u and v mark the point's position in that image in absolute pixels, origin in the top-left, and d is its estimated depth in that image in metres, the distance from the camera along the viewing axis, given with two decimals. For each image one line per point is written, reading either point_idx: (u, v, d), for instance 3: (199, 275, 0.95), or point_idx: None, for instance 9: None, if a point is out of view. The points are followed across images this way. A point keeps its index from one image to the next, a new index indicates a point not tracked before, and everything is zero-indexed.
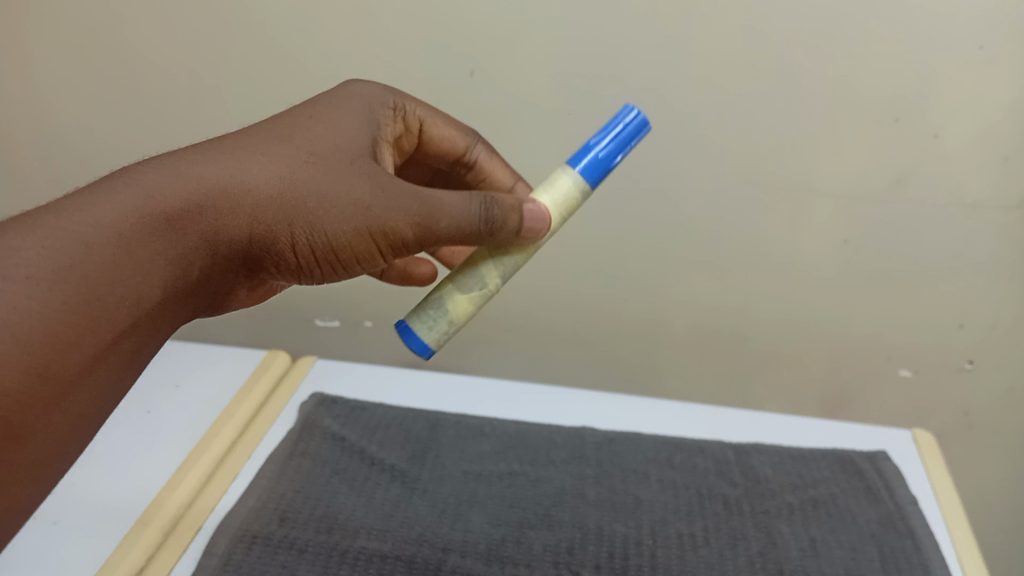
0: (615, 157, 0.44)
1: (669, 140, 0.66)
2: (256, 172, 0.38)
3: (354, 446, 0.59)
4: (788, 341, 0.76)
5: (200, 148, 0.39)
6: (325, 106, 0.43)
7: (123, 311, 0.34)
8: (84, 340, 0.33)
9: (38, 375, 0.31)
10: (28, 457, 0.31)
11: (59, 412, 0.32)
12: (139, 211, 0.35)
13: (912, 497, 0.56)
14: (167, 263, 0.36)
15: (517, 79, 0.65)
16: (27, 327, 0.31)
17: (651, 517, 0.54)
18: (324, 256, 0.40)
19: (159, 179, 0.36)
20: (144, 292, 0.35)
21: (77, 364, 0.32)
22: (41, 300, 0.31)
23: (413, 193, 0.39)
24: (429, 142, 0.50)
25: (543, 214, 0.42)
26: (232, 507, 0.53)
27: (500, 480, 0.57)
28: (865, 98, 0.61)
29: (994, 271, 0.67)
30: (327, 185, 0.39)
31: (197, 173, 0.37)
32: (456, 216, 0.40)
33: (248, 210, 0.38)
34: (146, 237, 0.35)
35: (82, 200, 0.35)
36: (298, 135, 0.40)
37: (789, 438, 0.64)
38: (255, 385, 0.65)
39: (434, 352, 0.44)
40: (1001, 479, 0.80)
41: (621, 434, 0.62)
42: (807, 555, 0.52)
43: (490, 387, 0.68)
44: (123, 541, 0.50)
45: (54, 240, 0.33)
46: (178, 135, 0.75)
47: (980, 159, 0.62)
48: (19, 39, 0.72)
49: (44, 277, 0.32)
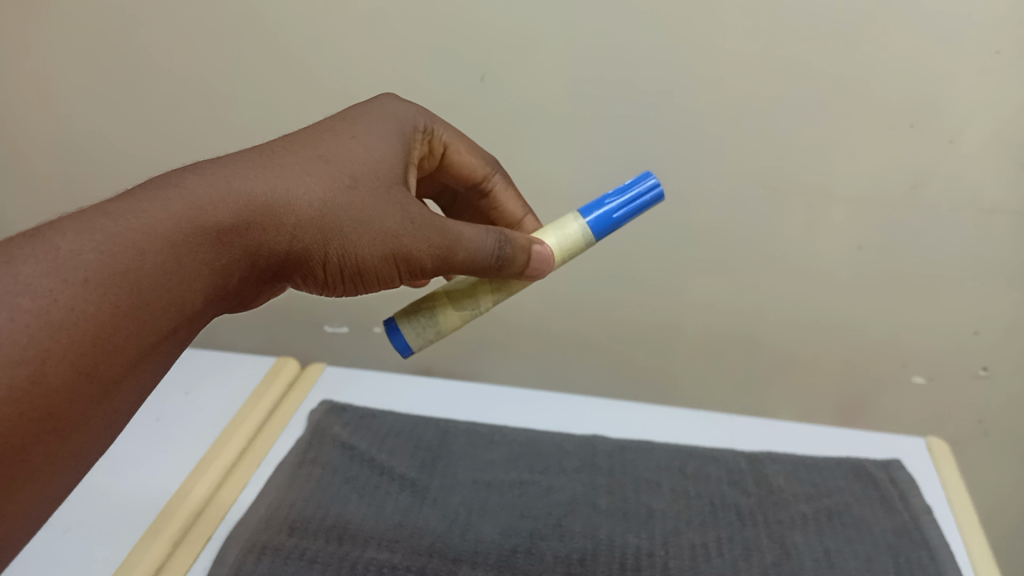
0: (626, 219, 0.45)
1: (682, 145, 0.65)
2: (301, 190, 0.38)
3: (364, 454, 0.58)
4: (801, 347, 0.75)
5: (248, 159, 0.38)
6: (362, 124, 0.43)
7: (168, 317, 0.33)
8: (130, 343, 0.32)
9: (84, 374, 0.30)
10: (63, 451, 0.30)
11: (96, 409, 0.31)
12: (191, 221, 0.34)
13: (928, 507, 0.56)
14: (212, 273, 0.35)
15: (529, 84, 0.65)
16: (79, 328, 0.30)
17: (664, 527, 0.54)
18: (349, 276, 0.40)
19: (211, 188, 0.35)
20: (188, 299, 0.34)
21: (120, 365, 0.32)
22: (96, 303, 0.31)
23: (439, 226, 0.40)
24: (449, 167, 0.49)
25: (550, 256, 0.43)
26: (242, 516, 0.53)
27: (511, 489, 0.56)
28: (882, 103, 0.60)
29: (1010, 275, 0.66)
30: (363, 210, 0.39)
31: (248, 185, 0.36)
32: (473, 250, 0.41)
33: (290, 226, 0.37)
34: (195, 247, 0.34)
35: (135, 204, 0.34)
36: (339, 154, 0.40)
37: (804, 446, 0.63)
38: (266, 391, 0.64)
39: (414, 353, 0.45)
40: (1017, 486, 0.79)
41: (632, 441, 0.62)
42: (823, 567, 0.51)
43: (500, 394, 0.67)
44: (131, 553, 0.50)
45: (109, 244, 0.32)
46: (189, 141, 0.75)
47: (997, 165, 0.61)
48: (31, 46, 0.72)
49: (99, 281, 0.31)
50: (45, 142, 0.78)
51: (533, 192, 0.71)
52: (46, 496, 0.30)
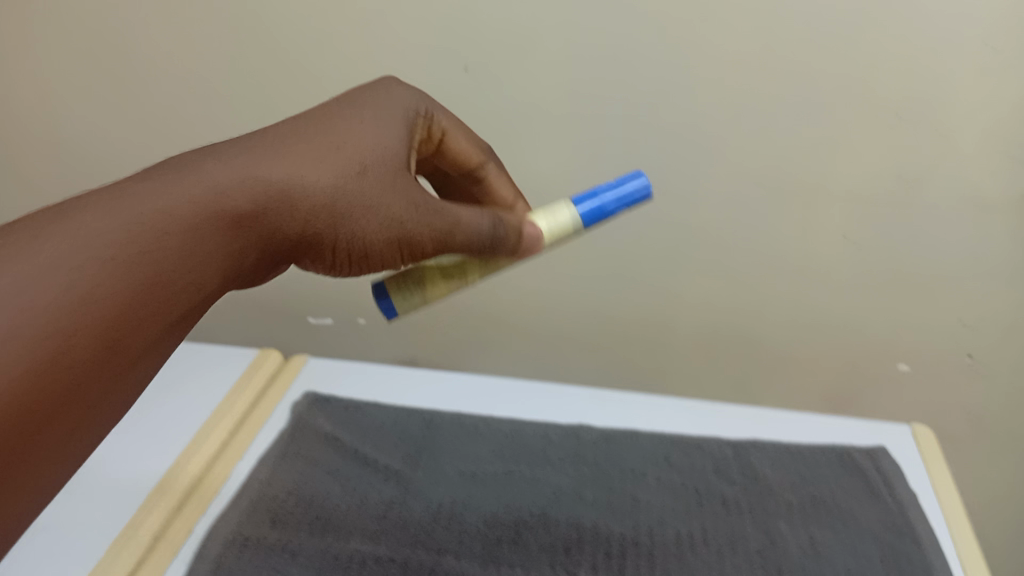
0: (616, 212, 0.45)
1: (681, 146, 0.65)
2: (315, 172, 0.37)
3: (348, 446, 0.58)
4: (793, 339, 0.75)
5: (262, 141, 0.37)
6: (370, 103, 0.41)
7: (187, 298, 0.33)
8: (150, 321, 0.32)
9: (105, 353, 0.30)
10: (82, 425, 0.31)
11: (116, 387, 0.31)
12: (209, 204, 0.34)
13: (914, 496, 0.56)
14: (228, 257, 0.35)
15: (527, 83, 0.65)
16: (102, 307, 0.30)
17: (649, 517, 0.54)
18: (356, 259, 0.40)
19: (227, 172, 0.35)
20: (207, 282, 0.34)
21: (140, 344, 0.32)
22: (120, 283, 0.31)
23: (439, 209, 0.40)
24: (444, 152, 0.49)
25: (540, 237, 0.43)
26: (219, 515, 0.52)
27: (496, 479, 0.56)
28: (881, 101, 0.60)
29: (997, 266, 0.66)
30: (373, 194, 0.38)
31: (262, 169, 0.36)
32: (470, 235, 0.41)
33: (304, 210, 0.36)
34: (212, 231, 0.34)
35: (153, 187, 0.33)
36: (350, 133, 0.39)
37: (790, 433, 0.63)
38: (248, 383, 0.63)
39: (396, 315, 0.46)
40: (1008, 481, 0.79)
41: (618, 431, 0.61)
42: (808, 558, 0.51)
43: (485, 383, 0.67)
44: (108, 552, 0.49)
45: (130, 226, 0.32)
46: (184, 140, 0.74)
47: (994, 162, 0.61)
48: (27, 39, 0.71)
49: (123, 262, 0.31)
50: (40, 140, 0.77)
51: (530, 192, 0.70)
52: (58, 476, 0.30)
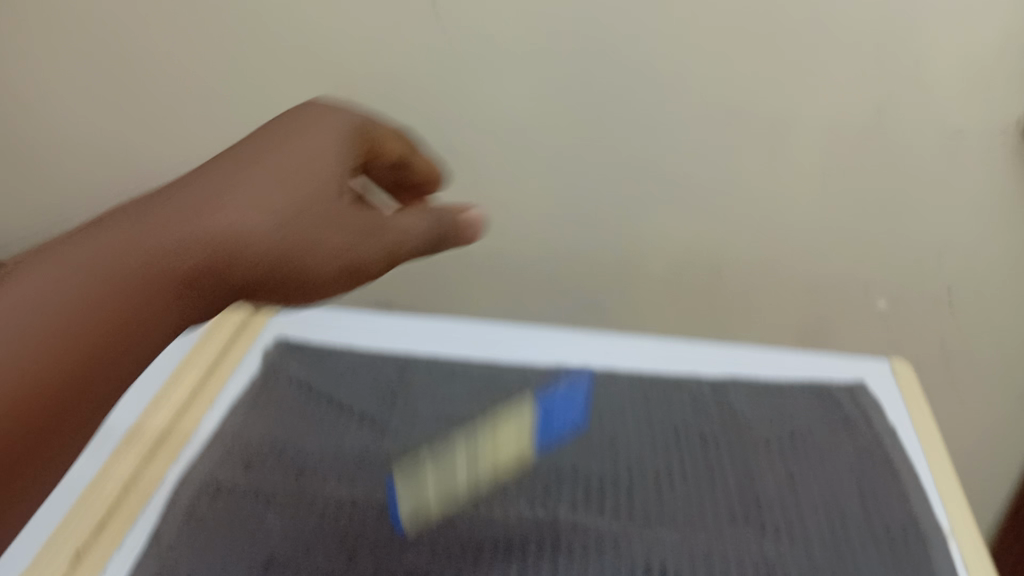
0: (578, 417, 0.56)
1: (644, 80, 0.64)
2: (262, 221, 0.33)
3: (322, 392, 0.57)
4: (770, 274, 0.73)
5: (194, 186, 0.33)
6: (305, 120, 0.37)
7: (129, 360, 0.31)
8: (93, 394, 0.30)
9: (43, 432, 0.28)
10: (34, 490, 0.29)
11: (64, 452, 0.29)
12: (155, 271, 0.31)
13: (890, 427, 0.56)
14: (172, 323, 0.32)
15: (485, 20, 0.63)
16: (36, 392, 0.28)
17: (627, 457, 0.54)
18: (309, 298, 0.37)
19: (164, 233, 0.31)
20: (149, 343, 0.32)
21: (85, 415, 0.30)
22: (48, 363, 0.28)
23: (381, 230, 0.38)
24: (373, 146, 0.41)
25: (476, 224, 0.43)
26: (192, 462, 0.51)
27: (473, 422, 0.56)
28: (848, 27, 0.59)
29: (977, 203, 0.66)
30: (324, 232, 0.35)
31: (204, 224, 0.32)
32: (410, 247, 0.39)
33: (253, 265, 0.33)
34: (155, 300, 0.31)
35: (67, 261, 0.30)
36: (291, 170, 0.35)
37: (768, 369, 0.62)
38: (216, 330, 0.62)
39: None
40: (982, 420, 0.79)
41: (596, 372, 0.61)
42: (784, 491, 0.51)
43: (461, 326, 0.66)
44: (78, 504, 0.48)
45: (50, 307, 0.29)
46: (140, 87, 0.73)
47: (964, 88, 0.61)
48: None
49: (48, 347, 0.28)
50: None
51: (491, 134, 0.69)
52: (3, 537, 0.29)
